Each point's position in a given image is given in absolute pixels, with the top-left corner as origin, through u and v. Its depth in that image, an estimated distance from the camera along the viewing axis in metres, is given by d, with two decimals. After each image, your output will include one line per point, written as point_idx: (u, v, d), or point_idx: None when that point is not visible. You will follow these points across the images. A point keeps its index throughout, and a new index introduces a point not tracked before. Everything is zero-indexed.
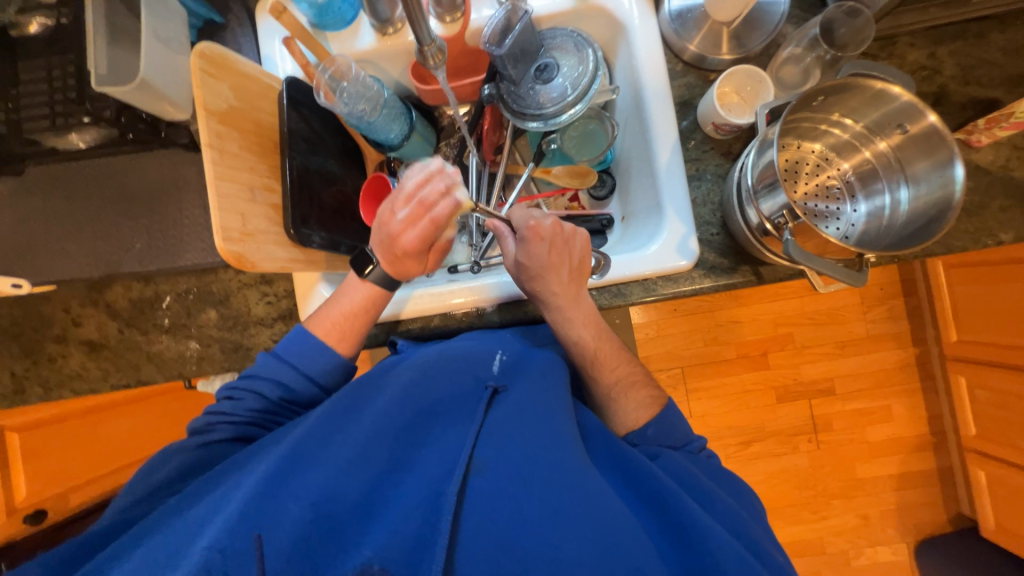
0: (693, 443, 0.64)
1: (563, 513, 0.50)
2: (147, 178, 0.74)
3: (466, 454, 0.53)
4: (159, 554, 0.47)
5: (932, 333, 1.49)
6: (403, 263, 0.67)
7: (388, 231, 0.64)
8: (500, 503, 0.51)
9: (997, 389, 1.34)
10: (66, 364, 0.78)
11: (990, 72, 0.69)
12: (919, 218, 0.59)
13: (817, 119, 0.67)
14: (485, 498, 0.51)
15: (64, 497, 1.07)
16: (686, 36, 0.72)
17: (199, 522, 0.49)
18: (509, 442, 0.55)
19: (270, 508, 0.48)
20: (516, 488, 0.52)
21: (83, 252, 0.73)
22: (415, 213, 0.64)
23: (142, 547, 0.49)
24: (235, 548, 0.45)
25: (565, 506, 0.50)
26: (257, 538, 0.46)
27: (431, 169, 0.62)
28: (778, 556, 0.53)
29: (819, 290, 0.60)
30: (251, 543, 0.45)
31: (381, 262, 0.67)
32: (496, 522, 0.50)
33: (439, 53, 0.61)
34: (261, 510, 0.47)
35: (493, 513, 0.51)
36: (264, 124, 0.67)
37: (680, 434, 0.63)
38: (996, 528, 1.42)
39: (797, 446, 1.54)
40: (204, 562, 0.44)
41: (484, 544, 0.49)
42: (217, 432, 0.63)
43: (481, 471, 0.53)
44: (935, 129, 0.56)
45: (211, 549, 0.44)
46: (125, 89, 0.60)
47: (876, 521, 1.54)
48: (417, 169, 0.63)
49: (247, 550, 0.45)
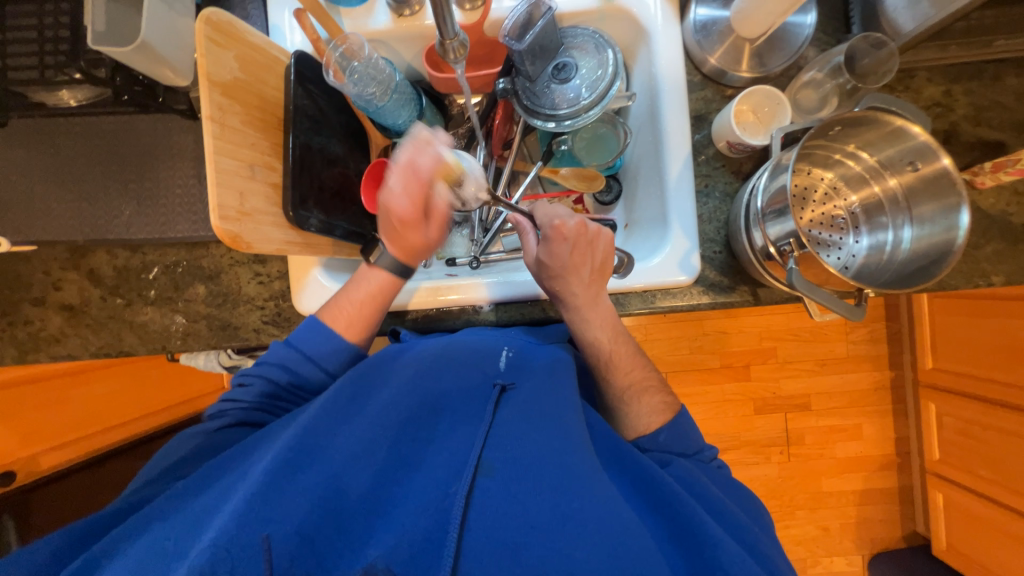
0: (704, 452, 0.64)
1: (571, 517, 0.49)
2: (140, 142, 0.71)
3: (475, 455, 0.53)
4: (164, 544, 0.46)
5: (908, 358, 1.54)
6: (406, 237, 0.66)
7: (384, 207, 0.63)
8: (507, 507, 0.50)
9: (963, 418, 1.39)
10: (44, 328, 0.76)
11: (1001, 115, 0.70)
12: (919, 259, 0.60)
13: (832, 148, 0.67)
14: (495, 500, 0.50)
15: (33, 458, 1.08)
16: (708, 48, 0.71)
17: (205, 515, 0.48)
18: (517, 444, 0.54)
19: (277, 502, 0.47)
20: (524, 492, 0.51)
21: (67, 214, 0.70)
22: (407, 182, 0.61)
23: (148, 533, 0.48)
24: (241, 543, 0.44)
25: (573, 512, 0.49)
26: (265, 538, 0.44)
27: (417, 136, 0.61)
28: (781, 560, 0.54)
29: (815, 318, 0.62)
30: (258, 542, 0.44)
31: (387, 246, 0.67)
32: (505, 525, 0.49)
33: (461, 47, 0.59)
34: (269, 505, 0.46)
35: (501, 519, 0.49)
36: (268, 98, 0.64)
37: (695, 441, 0.63)
38: (949, 548, 1.48)
39: (769, 457, 1.58)
40: (210, 558, 0.42)
41: (492, 549, 0.48)
42: (228, 417, 0.64)
43: (490, 472, 0.52)
44: (945, 172, 0.57)
45: (217, 544, 0.43)
46: (124, 50, 0.57)
47: (836, 533, 1.60)
48: (405, 139, 0.62)
49: (254, 548, 0.44)
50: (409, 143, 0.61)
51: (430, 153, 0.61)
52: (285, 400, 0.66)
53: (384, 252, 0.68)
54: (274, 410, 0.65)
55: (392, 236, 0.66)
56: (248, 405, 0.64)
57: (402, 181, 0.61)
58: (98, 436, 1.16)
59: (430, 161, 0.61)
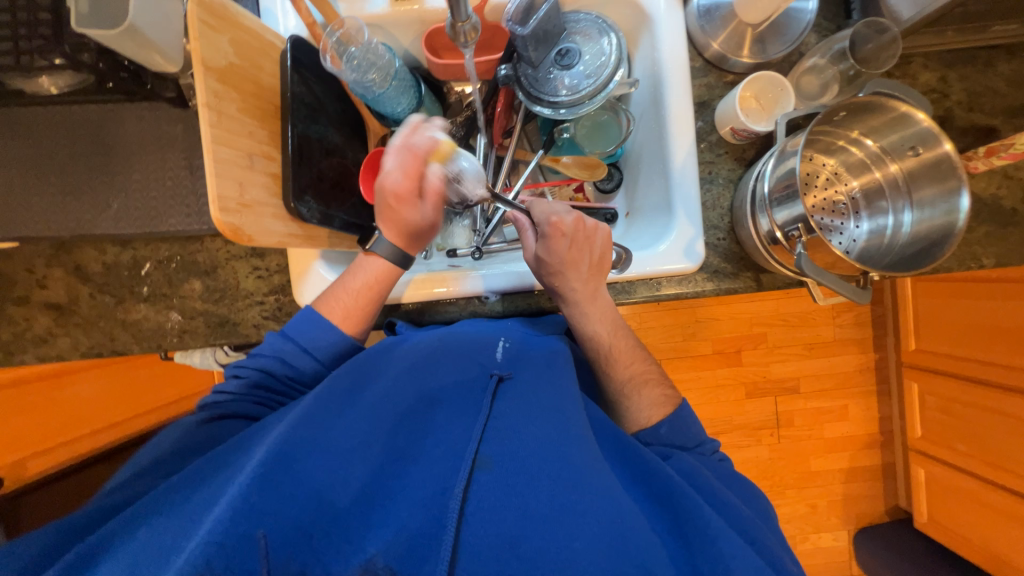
0: (705, 445, 0.64)
1: (568, 509, 0.49)
2: (126, 132, 0.68)
3: (472, 448, 0.52)
4: (161, 541, 0.45)
5: (892, 340, 1.58)
6: (402, 221, 0.67)
7: (382, 190, 0.65)
8: (505, 502, 0.49)
9: (945, 396, 1.44)
10: (31, 328, 0.73)
11: (993, 101, 0.71)
12: (920, 242, 0.62)
13: (836, 135, 0.69)
14: (492, 496, 0.50)
15: (20, 465, 1.05)
16: (711, 34, 0.70)
17: (202, 509, 0.47)
18: (515, 437, 0.54)
19: (272, 498, 0.46)
20: (523, 484, 0.50)
21: (49, 207, 0.67)
22: (404, 160, 0.64)
23: (145, 529, 0.47)
24: (235, 540, 0.43)
25: (571, 503, 0.49)
26: (262, 536, 0.44)
27: (413, 122, 0.66)
28: (785, 555, 0.54)
29: (819, 302, 0.63)
30: (254, 540, 0.44)
31: (385, 232, 0.67)
32: (504, 518, 0.48)
33: (472, 31, 0.57)
34: (262, 501, 0.45)
35: (500, 514, 0.49)
36: (265, 85, 0.62)
37: (695, 432, 0.63)
38: (929, 520, 1.55)
39: (760, 439, 1.62)
40: (203, 555, 0.41)
41: (490, 542, 0.47)
42: (215, 408, 0.62)
43: (487, 466, 0.51)
44: (947, 157, 0.58)
45: (209, 542, 0.42)
46: (110, 35, 0.54)
47: (824, 510, 1.65)
48: (400, 128, 0.66)
49: (250, 544, 0.43)
50: (405, 128, 0.65)
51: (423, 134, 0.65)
52: (274, 394, 0.64)
53: (381, 237, 0.67)
54: (265, 402, 0.63)
55: (386, 220, 0.67)
56: (234, 395, 0.62)
57: (398, 159, 0.64)
58: (88, 439, 1.13)
59: (426, 142, 0.64)
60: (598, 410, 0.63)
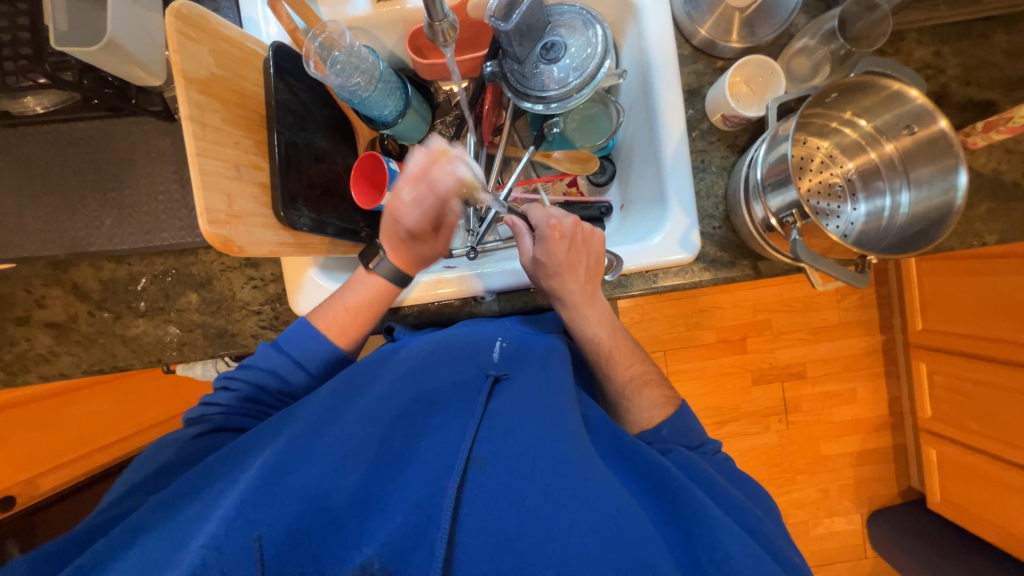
0: (707, 445, 0.63)
1: (565, 505, 0.48)
2: (115, 147, 0.68)
3: (465, 448, 0.52)
4: (159, 552, 0.45)
5: (898, 321, 1.57)
6: (412, 247, 0.68)
7: (394, 214, 0.67)
8: (500, 499, 0.49)
9: (954, 375, 1.42)
10: (32, 347, 0.73)
11: (991, 74, 0.70)
12: (919, 222, 0.61)
13: (828, 117, 0.67)
14: (486, 494, 0.50)
15: (32, 482, 1.08)
16: (698, 20, 0.69)
17: (199, 518, 0.47)
18: (509, 437, 0.53)
19: (265, 504, 0.46)
20: (519, 482, 0.50)
21: (42, 226, 0.67)
22: (421, 192, 0.65)
23: (140, 545, 0.47)
24: (231, 544, 0.44)
25: (568, 500, 0.49)
26: (257, 539, 0.44)
27: (434, 149, 0.66)
28: (792, 552, 0.53)
29: (817, 287, 0.62)
30: (250, 544, 0.44)
31: (388, 253, 0.68)
32: (500, 517, 0.48)
33: (451, 29, 0.57)
34: (257, 508, 0.46)
35: (494, 511, 0.49)
36: (249, 94, 0.61)
37: (695, 433, 0.63)
38: (942, 500, 1.54)
39: (768, 426, 1.61)
40: (200, 559, 0.42)
41: (486, 541, 0.47)
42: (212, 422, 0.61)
43: (481, 466, 0.51)
44: (943, 134, 0.58)
45: (207, 545, 0.43)
46: (90, 51, 0.54)
47: (835, 494, 1.64)
48: (421, 152, 0.66)
49: (246, 550, 0.44)
50: (425, 156, 0.65)
51: (445, 167, 0.65)
52: (267, 405, 0.64)
53: (384, 259, 0.67)
54: (255, 414, 0.63)
55: (394, 247, 0.68)
56: (227, 408, 0.62)
57: (414, 189, 0.65)
58: (100, 453, 1.15)
59: (448, 177, 0.66)
60: (598, 409, 0.62)
